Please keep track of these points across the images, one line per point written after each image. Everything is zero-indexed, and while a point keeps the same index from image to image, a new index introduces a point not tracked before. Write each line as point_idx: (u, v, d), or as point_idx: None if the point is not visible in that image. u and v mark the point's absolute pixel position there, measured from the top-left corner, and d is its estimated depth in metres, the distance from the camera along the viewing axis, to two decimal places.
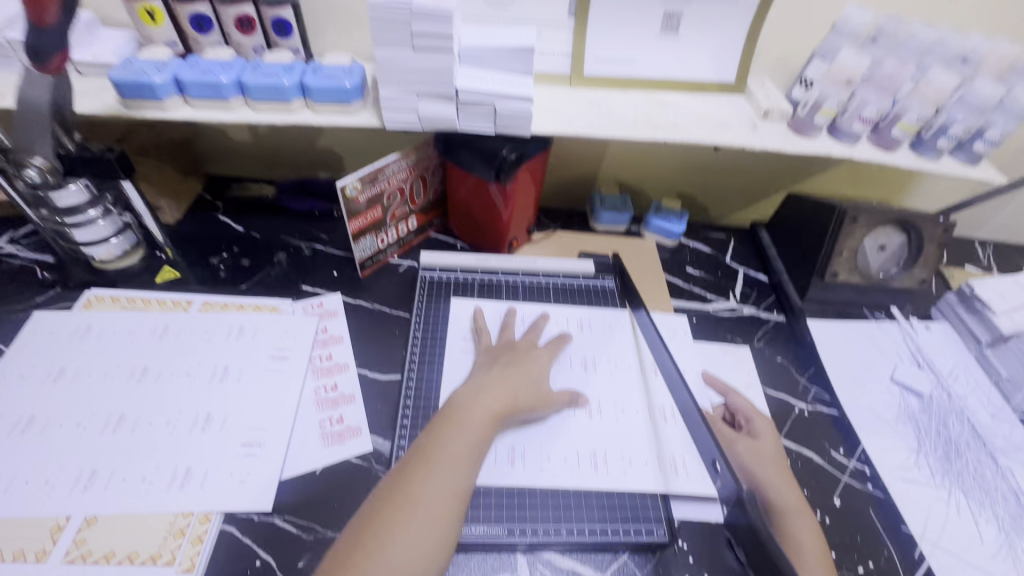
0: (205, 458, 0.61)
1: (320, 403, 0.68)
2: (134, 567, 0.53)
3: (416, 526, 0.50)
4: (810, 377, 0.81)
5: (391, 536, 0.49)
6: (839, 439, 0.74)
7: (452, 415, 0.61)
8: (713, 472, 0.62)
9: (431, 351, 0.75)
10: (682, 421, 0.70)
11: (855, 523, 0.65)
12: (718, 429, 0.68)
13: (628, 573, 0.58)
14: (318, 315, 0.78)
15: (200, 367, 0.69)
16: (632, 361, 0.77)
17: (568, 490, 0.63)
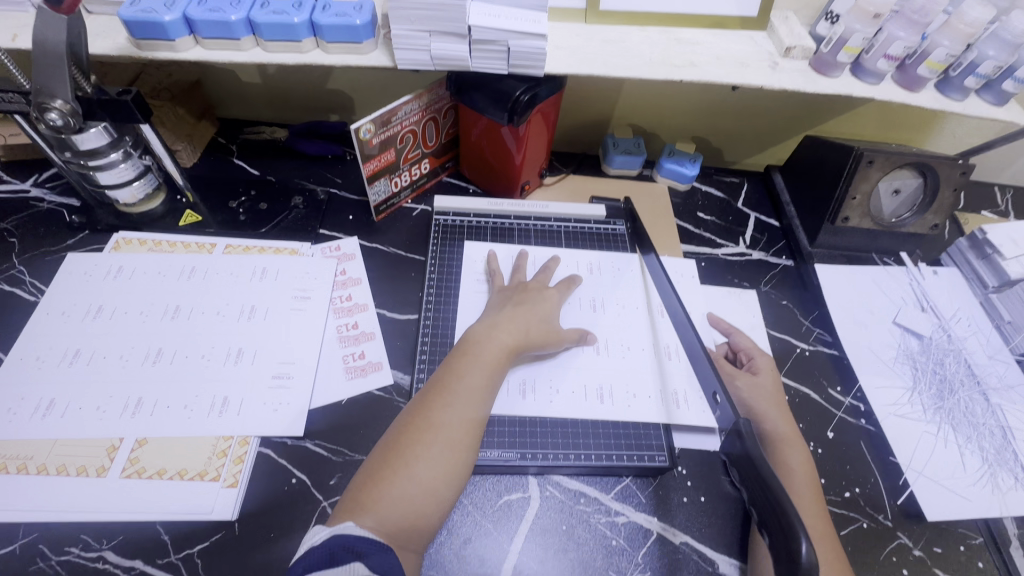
0: (240, 389, 0.66)
1: (343, 340, 0.73)
2: (184, 482, 0.59)
3: (439, 446, 0.56)
4: (813, 320, 0.83)
5: (418, 454, 0.55)
6: (836, 378, 0.77)
7: (468, 349, 0.64)
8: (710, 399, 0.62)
9: (446, 292, 0.78)
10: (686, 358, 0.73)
11: (846, 454, 0.70)
12: (720, 365, 0.71)
13: (630, 494, 0.64)
14: (337, 258, 0.81)
15: (229, 306, 0.73)
16: (640, 302, 0.79)
17: (576, 421, 0.67)
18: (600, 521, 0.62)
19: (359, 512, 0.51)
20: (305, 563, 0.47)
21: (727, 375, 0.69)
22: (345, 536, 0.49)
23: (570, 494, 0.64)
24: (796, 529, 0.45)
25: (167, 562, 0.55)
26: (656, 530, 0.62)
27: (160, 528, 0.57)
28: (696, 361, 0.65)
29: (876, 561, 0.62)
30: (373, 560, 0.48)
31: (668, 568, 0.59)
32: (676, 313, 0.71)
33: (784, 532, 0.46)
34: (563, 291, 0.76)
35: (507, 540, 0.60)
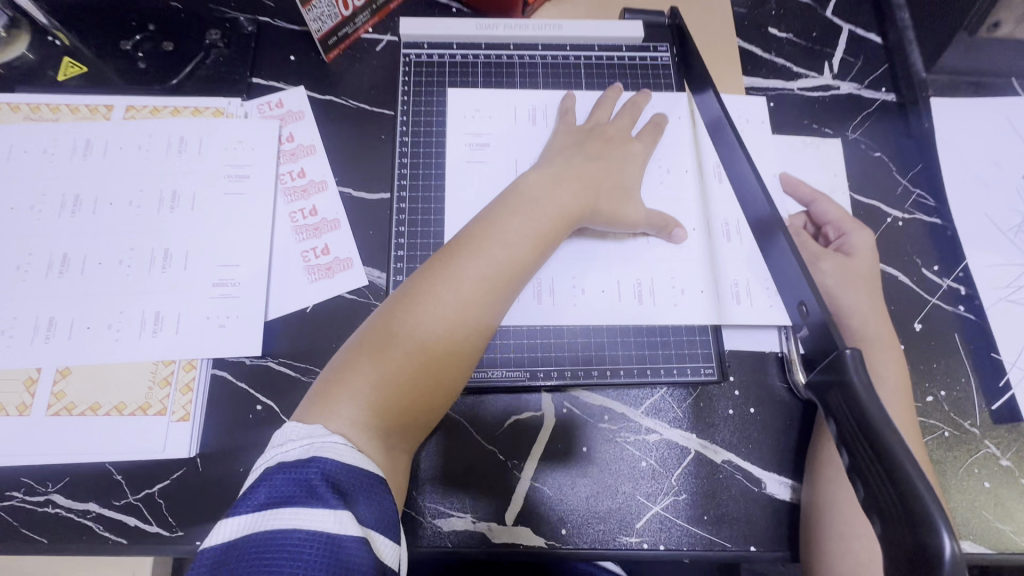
0: (175, 302, 0.52)
1: (299, 232, 0.56)
2: (124, 418, 0.49)
3: (442, 331, 0.45)
4: (913, 178, 0.63)
5: (416, 337, 0.44)
6: (935, 254, 0.60)
7: (517, 200, 0.51)
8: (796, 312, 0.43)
9: (429, 161, 0.59)
10: (750, 240, 0.57)
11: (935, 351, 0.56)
12: (803, 244, 0.56)
13: (664, 409, 0.53)
14: (279, 119, 0.60)
15: (143, 193, 0.55)
16: (687, 165, 0.59)
17: (603, 328, 0.54)
18: (628, 442, 0.52)
19: (341, 397, 0.42)
20: (274, 491, 0.36)
21: (809, 257, 0.55)
22: (327, 461, 0.38)
23: (592, 410, 0.53)
24: (930, 509, 0.27)
25: (126, 503, 0.48)
26: (694, 449, 0.52)
27: (111, 467, 0.49)
28: (769, 241, 0.47)
29: (955, 472, 0.52)
30: (362, 508, 0.37)
31: (706, 491, 0.51)
32: (744, 180, 0.51)
33: (907, 515, 0.28)
34: (601, 148, 0.56)
35: (517, 463, 0.51)
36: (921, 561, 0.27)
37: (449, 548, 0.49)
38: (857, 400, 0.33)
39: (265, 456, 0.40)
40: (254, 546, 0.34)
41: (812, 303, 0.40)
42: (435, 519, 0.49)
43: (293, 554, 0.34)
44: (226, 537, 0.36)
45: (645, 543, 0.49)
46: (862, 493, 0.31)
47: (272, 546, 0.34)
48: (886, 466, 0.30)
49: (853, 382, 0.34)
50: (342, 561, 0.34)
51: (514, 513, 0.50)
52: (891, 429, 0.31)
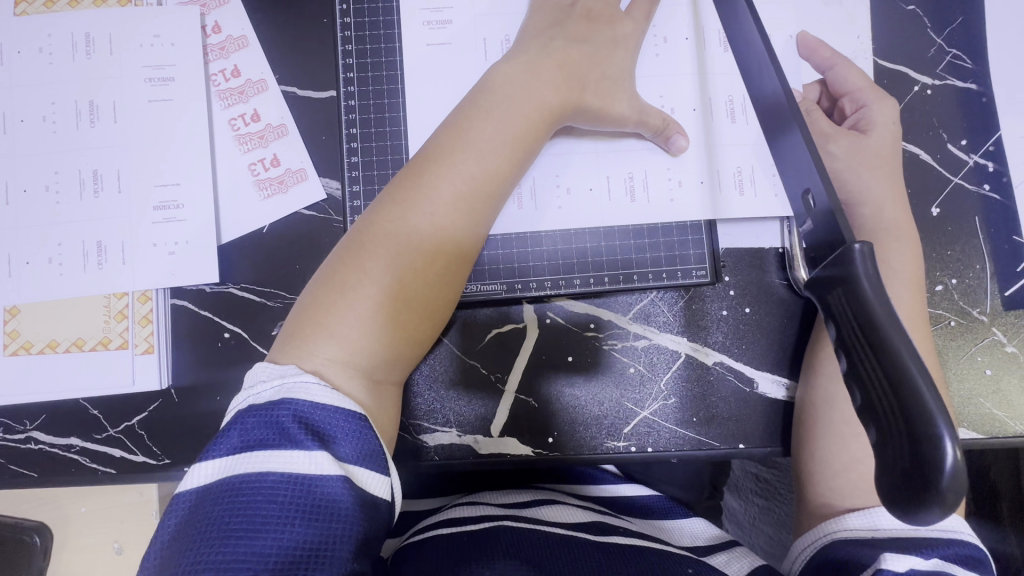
0: (116, 230, 0.47)
1: (243, 141, 0.50)
2: (86, 354, 0.47)
3: (417, 258, 0.41)
4: (951, 35, 0.53)
5: (390, 267, 0.40)
6: (964, 125, 0.52)
7: (487, 100, 0.44)
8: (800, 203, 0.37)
9: (379, 47, 0.50)
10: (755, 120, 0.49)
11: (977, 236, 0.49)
12: (813, 122, 0.50)
13: (655, 313, 0.50)
14: (200, 4, 0.50)
15: (57, 106, 0.48)
16: (685, 33, 0.50)
17: (584, 233, 0.50)
18: (615, 349, 0.50)
19: (315, 339, 0.39)
20: (245, 435, 0.34)
21: (819, 139, 0.49)
22: (298, 402, 0.35)
23: (576, 319, 0.50)
24: (935, 421, 0.25)
25: (108, 436, 0.47)
26: (684, 352, 0.50)
27: (86, 402, 0.47)
28: (773, 130, 0.40)
29: (955, 362, 0.50)
30: (343, 446, 0.35)
31: (697, 394, 0.49)
32: (750, 43, 0.42)
33: (905, 421, 0.25)
34: (584, 23, 0.48)
35: (500, 376, 0.50)
36: (916, 471, 0.25)
37: (437, 462, 0.49)
38: (862, 300, 0.29)
39: (237, 399, 0.38)
40: (227, 490, 0.33)
41: (820, 192, 0.34)
42: (422, 435, 0.49)
43: (270, 497, 0.32)
44: (199, 481, 0.34)
45: (633, 446, 0.49)
46: (858, 400, 0.28)
47: (246, 490, 0.32)
48: (889, 375, 0.27)
49: (858, 279, 0.30)
50: (322, 501, 0.33)
51: (499, 425, 0.49)
52: (900, 334, 0.27)
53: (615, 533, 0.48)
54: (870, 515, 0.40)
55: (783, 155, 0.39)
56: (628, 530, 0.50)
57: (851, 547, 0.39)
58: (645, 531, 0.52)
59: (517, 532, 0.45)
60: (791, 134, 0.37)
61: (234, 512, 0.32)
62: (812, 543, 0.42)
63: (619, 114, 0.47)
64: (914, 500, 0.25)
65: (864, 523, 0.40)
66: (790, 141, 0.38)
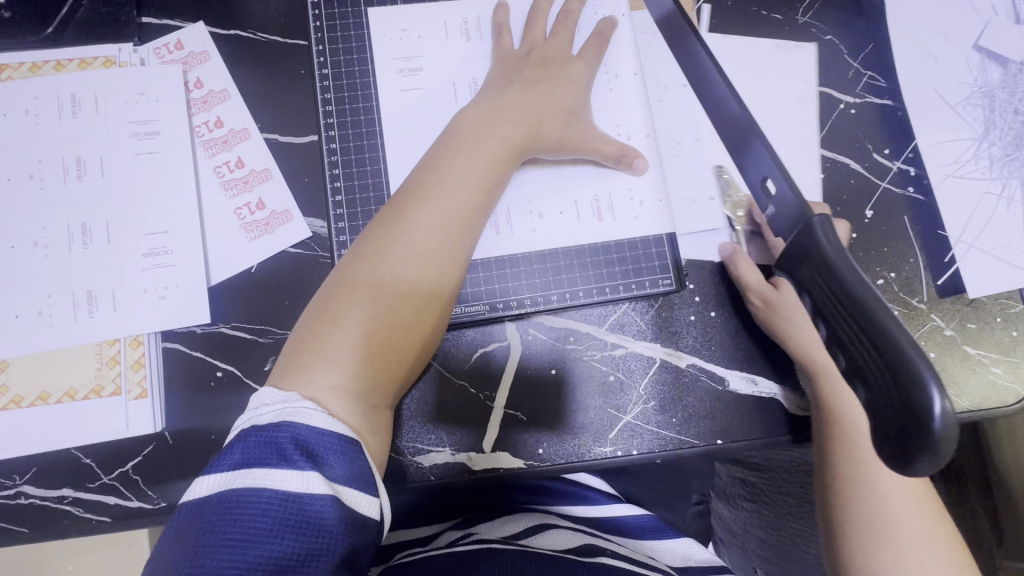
0: (107, 277, 0.49)
1: (228, 187, 0.52)
2: (78, 403, 0.48)
3: (404, 285, 0.44)
4: (865, 59, 0.60)
5: (377, 296, 0.43)
6: (885, 136, 0.59)
7: (460, 140, 0.48)
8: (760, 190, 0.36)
9: (355, 94, 0.53)
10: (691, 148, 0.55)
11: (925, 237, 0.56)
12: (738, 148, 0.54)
13: (628, 323, 0.54)
14: (182, 62, 0.54)
15: (45, 164, 0.50)
16: (635, 69, 0.56)
17: (558, 253, 0.53)
18: (595, 359, 0.53)
19: (311, 367, 0.41)
20: (246, 453, 0.36)
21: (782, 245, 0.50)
22: (297, 425, 0.37)
23: (554, 333, 0.53)
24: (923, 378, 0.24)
25: (102, 484, 0.47)
26: (658, 356, 0.53)
27: (77, 451, 0.48)
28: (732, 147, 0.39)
29: None
30: (334, 467, 0.37)
31: (674, 395, 0.53)
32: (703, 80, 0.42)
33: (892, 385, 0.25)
34: (538, 68, 0.52)
35: (489, 394, 0.52)
36: (907, 417, 0.25)
37: (433, 480, 0.51)
38: (831, 268, 0.29)
39: (241, 418, 0.40)
40: (223, 503, 0.35)
41: (778, 178, 0.34)
42: (416, 457, 0.51)
43: (263, 512, 0.35)
44: (199, 494, 0.36)
45: (620, 450, 0.52)
46: (843, 362, 0.28)
47: (241, 504, 0.35)
48: (865, 329, 0.27)
49: (826, 251, 0.30)
50: (311, 519, 0.35)
51: (491, 442, 0.51)
52: (864, 284, 0.28)
53: (603, 554, 0.50)
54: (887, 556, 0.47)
55: (740, 163, 0.38)
56: (616, 552, 0.52)
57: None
58: (634, 552, 0.54)
59: (511, 556, 0.47)
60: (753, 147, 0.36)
61: (228, 524, 0.34)
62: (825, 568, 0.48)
63: (580, 145, 0.52)
64: (909, 455, 0.25)
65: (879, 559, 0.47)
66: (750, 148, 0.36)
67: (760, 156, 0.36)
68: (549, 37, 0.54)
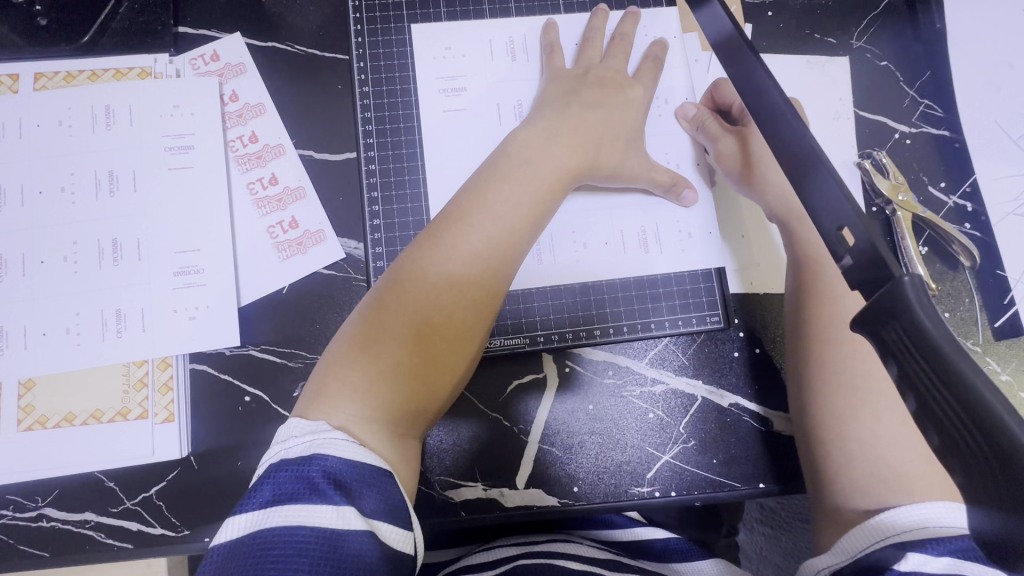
0: (136, 296, 0.47)
1: (261, 205, 0.51)
2: (103, 426, 0.46)
3: (434, 314, 0.41)
4: (922, 88, 0.58)
5: (408, 323, 0.41)
6: (942, 169, 0.57)
7: (506, 165, 0.45)
8: (830, 236, 0.33)
9: (396, 113, 0.52)
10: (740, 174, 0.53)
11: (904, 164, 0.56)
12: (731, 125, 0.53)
13: (671, 359, 0.51)
14: (217, 75, 0.52)
15: (77, 177, 0.49)
16: (684, 93, 0.54)
17: (600, 284, 0.51)
18: (635, 394, 0.51)
19: (335, 393, 0.39)
20: (277, 489, 0.35)
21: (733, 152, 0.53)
22: (327, 458, 0.36)
23: (593, 365, 0.51)
24: None
25: (124, 509, 0.46)
26: (700, 395, 0.51)
27: (101, 475, 0.46)
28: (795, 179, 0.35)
29: None
30: (367, 500, 0.36)
31: (715, 434, 0.51)
32: (759, 103, 0.39)
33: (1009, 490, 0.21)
34: (596, 89, 0.50)
35: (524, 428, 0.50)
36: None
37: (463, 515, 0.49)
38: (925, 340, 0.24)
39: (269, 451, 0.38)
40: (256, 545, 0.33)
41: (857, 225, 0.30)
42: (447, 490, 0.49)
43: (298, 550, 0.33)
44: (231, 535, 0.34)
45: (657, 491, 0.50)
46: (936, 440, 0.24)
47: (276, 543, 0.33)
48: (974, 419, 0.22)
49: (919, 316, 0.25)
50: (349, 556, 0.33)
51: (524, 477, 0.50)
52: (976, 368, 0.22)
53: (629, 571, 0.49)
54: (918, 509, 0.37)
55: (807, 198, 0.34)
56: (643, 569, 0.51)
57: (915, 551, 0.35)
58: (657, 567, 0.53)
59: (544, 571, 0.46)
60: (821, 177, 0.32)
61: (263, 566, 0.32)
62: (837, 555, 0.38)
63: (627, 171, 0.49)
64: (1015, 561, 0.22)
65: (913, 518, 0.37)
66: (816, 182, 0.33)
67: (829, 191, 0.32)
68: (599, 60, 0.52)
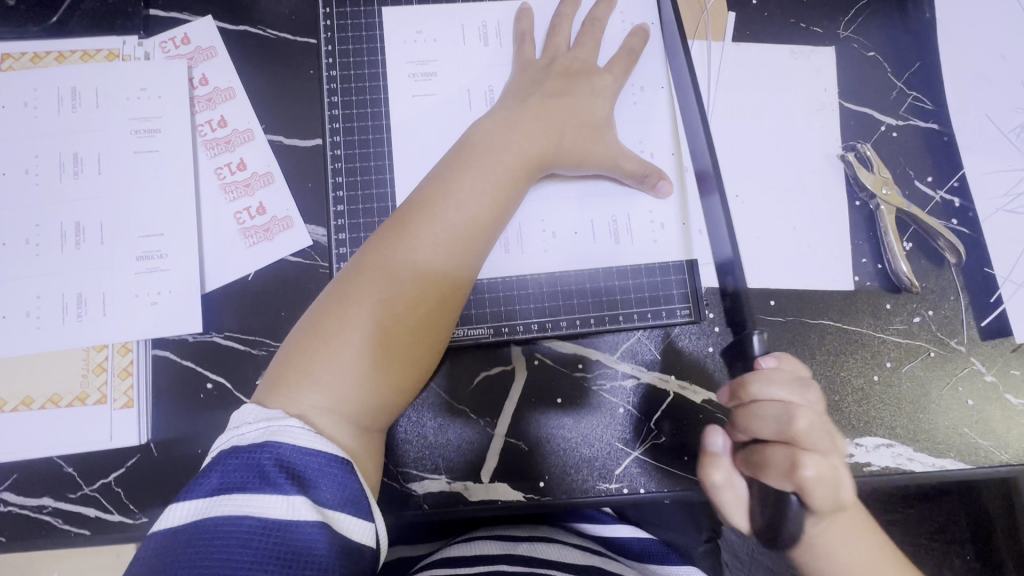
0: (97, 280, 0.47)
1: (228, 190, 0.50)
2: (62, 410, 0.46)
3: (397, 307, 0.40)
4: (910, 79, 0.56)
5: (375, 316, 0.40)
6: (929, 162, 0.55)
7: (473, 154, 0.44)
8: None
9: (365, 99, 0.51)
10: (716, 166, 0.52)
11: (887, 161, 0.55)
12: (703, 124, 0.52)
13: (642, 353, 0.50)
14: (187, 58, 0.51)
15: (41, 159, 0.48)
16: (662, 81, 0.52)
17: (571, 275, 0.50)
18: (604, 389, 0.50)
19: (293, 387, 0.38)
20: (225, 477, 0.34)
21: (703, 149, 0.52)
22: (281, 446, 0.35)
23: (563, 359, 0.50)
24: None
25: (83, 496, 0.46)
26: (672, 391, 0.50)
27: (59, 460, 0.46)
28: None
29: (938, 394, 0.51)
30: (323, 490, 0.34)
31: (687, 431, 0.49)
32: None
33: None
34: (565, 77, 0.48)
35: (490, 421, 0.49)
36: None
37: (427, 509, 0.48)
38: None
39: (221, 438, 0.37)
40: (199, 535, 0.32)
41: None
42: (410, 483, 0.48)
43: (243, 542, 0.32)
44: (173, 525, 0.33)
45: (625, 488, 0.48)
46: None
47: (220, 534, 0.32)
48: None
49: None
50: (297, 547, 0.32)
51: (489, 471, 0.49)
52: None
53: None
54: None
55: None
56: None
57: None
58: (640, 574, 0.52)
59: None
60: None
61: (205, 557, 0.31)
62: None
63: (598, 160, 0.48)
64: None
65: None
66: None
67: None
68: (573, 47, 0.50)
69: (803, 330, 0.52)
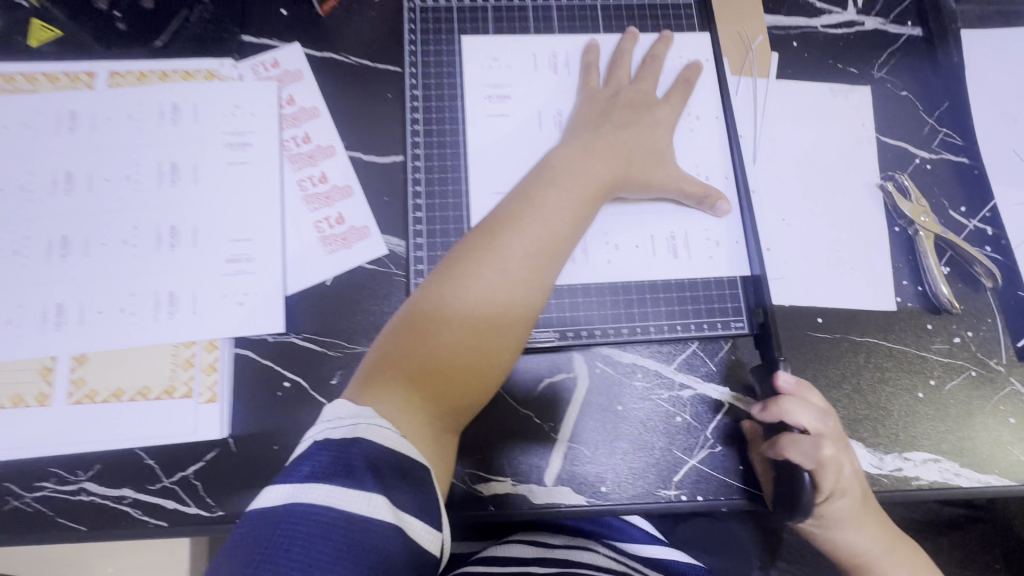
0: (188, 280, 0.50)
1: (310, 201, 0.53)
2: (149, 402, 0.48)
3: (484, 313, 0.43)
4: (941, 117, 0.61)
5: (465, 322, 0.42)
6: (962, 193, 0.59)
7: (552, 175, 0.48)
8: None
9: (442, 120, 0.55)
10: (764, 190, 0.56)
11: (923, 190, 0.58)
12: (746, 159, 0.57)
13: (698, 362, 0.53)
14: (277, 80, 0.56)
15: (141, 166, 0.52)
16: (714, 112, 0.57)
17: (631, 286, 0.53)
18: (663, 398, 0.52)
19: (389, 385, 0.41)
20: (314, 467, 0.35)
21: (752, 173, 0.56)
22: (368, 444, 0.37)
23: (624, 369, 0.52)
24: None
25: (162, 487, 0.47)
26: (728, 401, 0.52)
27: (141, 451, 0.48)
28: None
29: (981, 412, 0.53)
30: (399, 493, 0.36)
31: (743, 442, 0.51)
32: None
33: None
34: (629, 106, 0.53)
35: (554, 425, 0.51)
36: None
37: (493, 511, 0.49)
38: None
39: (313, 429, 0.40)
40: (284, 518, 0.33)
41: None
42: (478, 484, 0.50)
43: (323, 533, 0.33)
44: (261, 504, 0.34)
45: (684, 495, 0.50)
46: None
47: (303, 520, 0.33)
48: None
49: None
50: (369, 545, 0.33)
51: (553, 475, 0.50)
52: None
53: None
54: None
55: None
56: None
57: None
58: None
59: None
60: None
61: (286, 541, 0.32)
62: None
63: (659, 182, 0.52)
64: None
65: None
66: None
67: None
68: (635, 79, 0.55)
69: (849, 347, 0.54)
